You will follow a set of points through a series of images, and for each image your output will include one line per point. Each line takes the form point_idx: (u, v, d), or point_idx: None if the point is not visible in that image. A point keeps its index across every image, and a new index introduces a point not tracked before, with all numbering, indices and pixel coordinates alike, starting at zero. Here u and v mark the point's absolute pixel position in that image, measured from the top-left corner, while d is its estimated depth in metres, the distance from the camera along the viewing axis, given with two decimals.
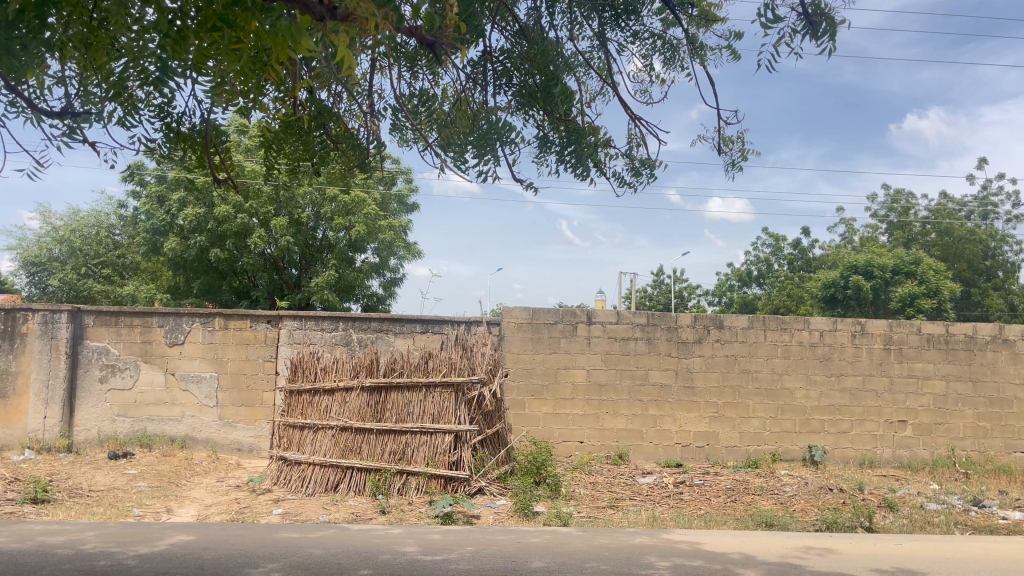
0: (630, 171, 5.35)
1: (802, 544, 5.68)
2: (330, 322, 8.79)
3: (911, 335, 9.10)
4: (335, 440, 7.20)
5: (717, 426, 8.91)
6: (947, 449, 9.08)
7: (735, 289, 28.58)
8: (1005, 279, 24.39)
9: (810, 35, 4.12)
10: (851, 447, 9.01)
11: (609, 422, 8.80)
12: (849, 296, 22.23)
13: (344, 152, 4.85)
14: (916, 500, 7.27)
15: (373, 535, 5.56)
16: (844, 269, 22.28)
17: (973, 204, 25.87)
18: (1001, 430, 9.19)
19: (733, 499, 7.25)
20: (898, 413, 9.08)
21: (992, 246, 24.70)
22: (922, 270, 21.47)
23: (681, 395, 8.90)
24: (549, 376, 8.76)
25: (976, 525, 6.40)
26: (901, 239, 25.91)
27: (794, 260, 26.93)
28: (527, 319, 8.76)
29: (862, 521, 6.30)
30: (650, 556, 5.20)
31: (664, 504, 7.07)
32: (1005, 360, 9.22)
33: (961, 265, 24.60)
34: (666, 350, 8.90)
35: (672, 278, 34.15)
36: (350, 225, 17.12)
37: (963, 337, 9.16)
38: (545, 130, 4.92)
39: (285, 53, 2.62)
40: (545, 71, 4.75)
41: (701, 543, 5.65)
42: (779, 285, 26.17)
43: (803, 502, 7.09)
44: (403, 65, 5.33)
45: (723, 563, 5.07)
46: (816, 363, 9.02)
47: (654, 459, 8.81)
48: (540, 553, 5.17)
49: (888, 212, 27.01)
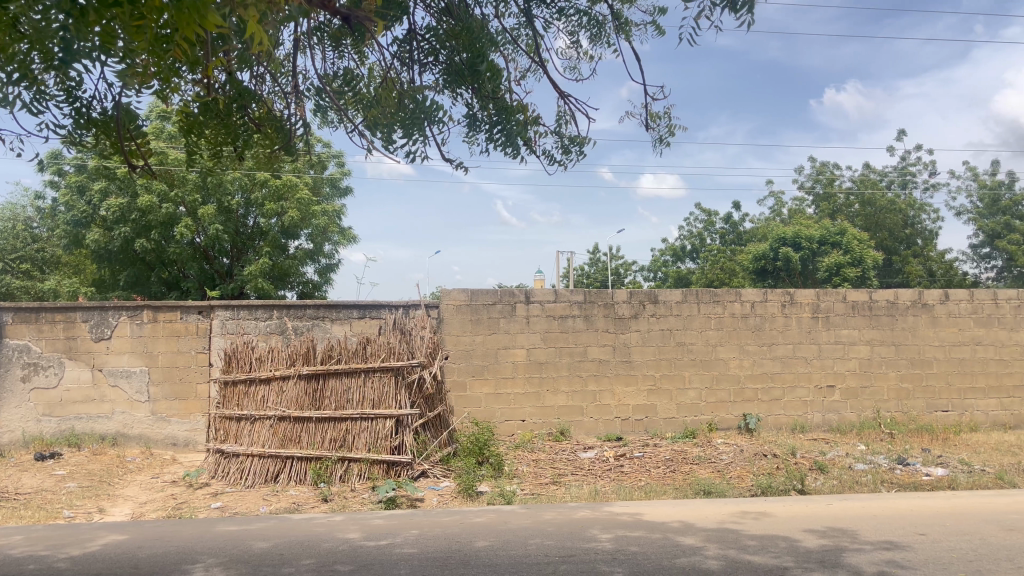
0: (560, 149, 5.34)
1: (739, 509, 5.85)
2: (263, 311, 8.61)
3: (837, 303, 9.40)
4: (273, 431, 7.06)
5: (655, 399, 9.07)
6: (873, 411, 9.43)
7: (669, 264, 29.11)
8: (923, 246, 25.36)
9: (728, 8, 4.01)
10: (783, 414, 9.28)
11: (549, 399, 8.87)
12: (779, 268, 22.66)
13: (268, 134, 4.72)
14: (845, 461, 7.54)
15: (315, 524, 5.52)
16: (774, 241, 22.67)
17: (892, 174, 26.84)
18: (923, 391, 9.56)
19: (672, 469, 7.41)
20: (826, 378, 9.38)
21: (911, 215, 25.64)
22: (847, 240, 22.07)
23: (620, 369, 9.02)
24: (489, 357, 8.76)
25: (901, 483, 6.67)
26: (827, 211, 26.72)
27: (725, 234, 27.52)
28: (465, 300, 8.75)
29: (794, 484, 6.50)
30: (592, 529, 5.28)
31: (606, 478, 7.18)
32: (924, 325, 9.58)
33: (883, 234, 25.37)
34: (604, 327, 9.01)
35: (609, 256, 34.64)
36: (282, 211, 16.76)
37: (885, 303, 9.50)
38: (473, 109, 4.88)
39: (194, 30, 2.51)
40: (470, 47, 4.66)
41: (642, 513, 5.77)
42: (712, 259, 26.73)
43: (739, 469, 7.30)
44: (327, 45, 5.22)
45: (663, 532, 5.19)
46: (748, 334, 9.26)
47: (594, 435, 8.91)
48: (484, 532, 5.21)
49: (814, 184, 27.79)
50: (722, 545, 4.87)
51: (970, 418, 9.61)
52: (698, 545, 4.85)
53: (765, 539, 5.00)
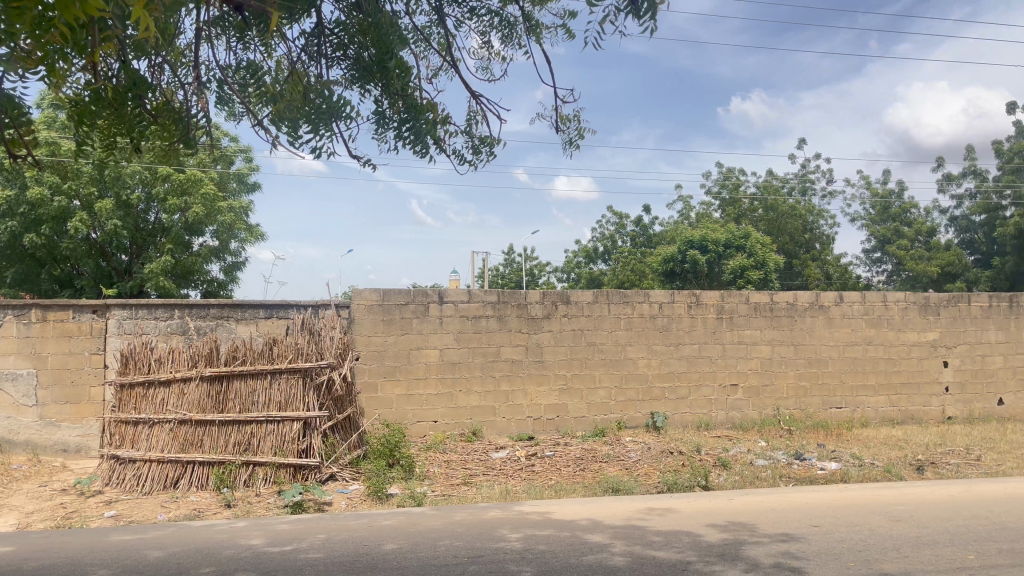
0: (470, 149, 5.31)
1: (645, 506, 5.97)
2: (164, 311, 8.27)
3: (740, 305, 9.74)
4: (173, 434, 6.80)
5: (566, 398, 9.17)
6: (773, 408, 9.80)
7: (582, 266, 29.52)
8: (821, 251, 26.58)
9: (633, 14, 4.05)
10: (689, 412, 9.54)
11: (462, 400, 8.84)
12: (687, 270, 23.21)
13: (165, 125, 4.53)
14: (747, 457, 7.81)
15: (217, 531, 5.33)
16: (682, 244, 23.23)
17: (793, 181, 28.00)
18: (819, 389, 10.00)
19: (582, 467, 7.51)
20: (730, 376, 9.70)
21: (810, 220, 26.82)
22: (750, 244, 23.04)
23: (532, 369, 9.08)
24: (401, 358, 8.67)
25: (798, 477, 6.95)
26: (732, 215, 27.50)
27: (636, 236, 28.14)
28: (377, 300, 8.63)
29: (699, 480, 6.68)
30: (501, 529, 5.29)
31: (517, 477, 7.21)
32: (820, 325, 10.02)
33: (784, 239, 26.43)
34: (517, 327, 9.05)
35: (523, 257, 34.88)
36: (185, 207, 16.14)
37: (785, 305, 9.89)
38: (382, 106, 4.81)
39: (76, 12, 2.38)
40: (378, 43, 4.61)
41: (551, 512, 5.82)
42: (623, 260, 27.26)
43: (646, 466, 7.45)
44: (232, 36, 5.04)
45: (571, 530, 5.25)
46: (656, 334, 9.47)
47: (506, 435, 8.94)
48: (393, 535, 5.14)
49: (721, 189, 28.45)
50: (628, 541, 4.95)
51: (862, 415, 10.10)
52: (605, 542, 4.93)
53: (670, 534, 5.12)
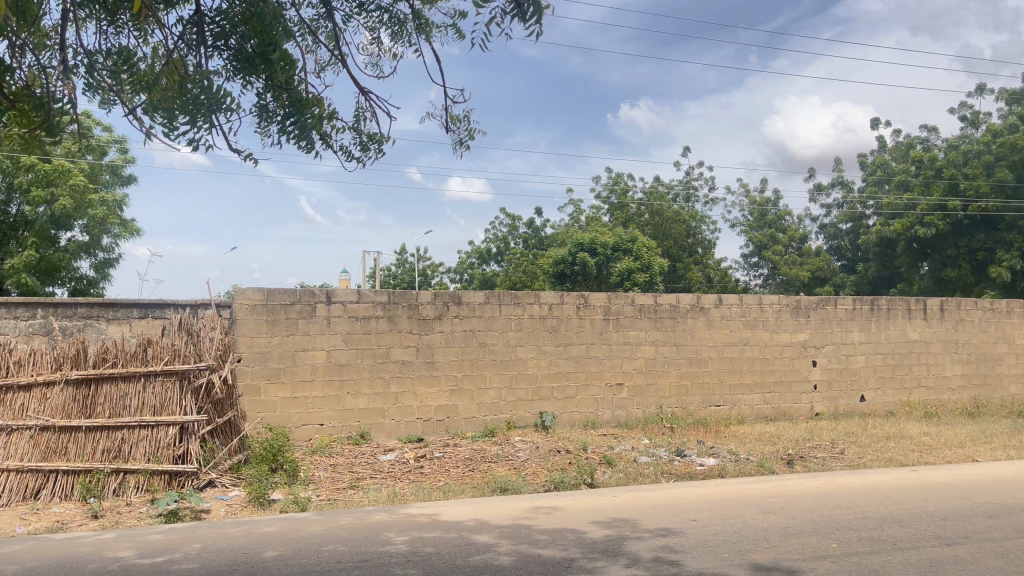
0: (358, 145, 5.20)
1: (531, 504, 6.03)
2: (26, 310, 7.74)
3: (626, 306, 10.00)
4: (34, 442, 6.35)
5: (456, 399, 9.15)
6: (656, 406, 10.11)
7: (474, 266, 29.61)
8: (702, 255, 27.77)
9: (518, 17, 4.06)
10: (576, 411, 9.71)
11: (350, 402, 8.68)
12: (577, 272, 23.55)
13: (25, 111, 4.21)
14: (631, 454, 8.02)
15: (82, 543, 5.00)
16: (573, 247, 23.63)
17: (678, 188, 29.03)
18: (699, 387, 10.40)
19: (471, 468, 7.51)
20: (615, 376, 9.94)
21: (693, 226, 27.91)
22: (637, 247, 23.59)
23: (422, 370, 9.01)
24: (286, 359, 8.43)
25: (678, 473, 7.19)
26: (620, 219, 27.87)
27: (527, 238, 28.53)
28: (261, 300, 8.34)
29: (585, 478, 6.80)
30: (387, 532, 5.22)
31: (405, 480, 7.14)
32: (701, 326, 10.42)
33: (669, 243, 27.36)
34: (407, 328, 8.96)
35: (416, 257, 34.67)
36: (52, 199, 15.19)
37: (668, 306, 10.23)
38: (265, 99, 4.65)
39: None
40: (259, 34, 4.43)
41: (439, 513, 5.79)
42: (515, 262, 27.54)
43: (534, 465, 7.54)
44: (103, 19, 4.75)
45: (458, 531, 5.24)
46: (546, 335, 9.60)
47: (395, 437, 8.84)
48: (274, 542, 4.98)
49: (609, 194, 28.96)
50: (514, 540, 4.99)
51: (738, 412, 10.58)
52: (491, 542, 4.94)
53: (555, 532, 5.20)
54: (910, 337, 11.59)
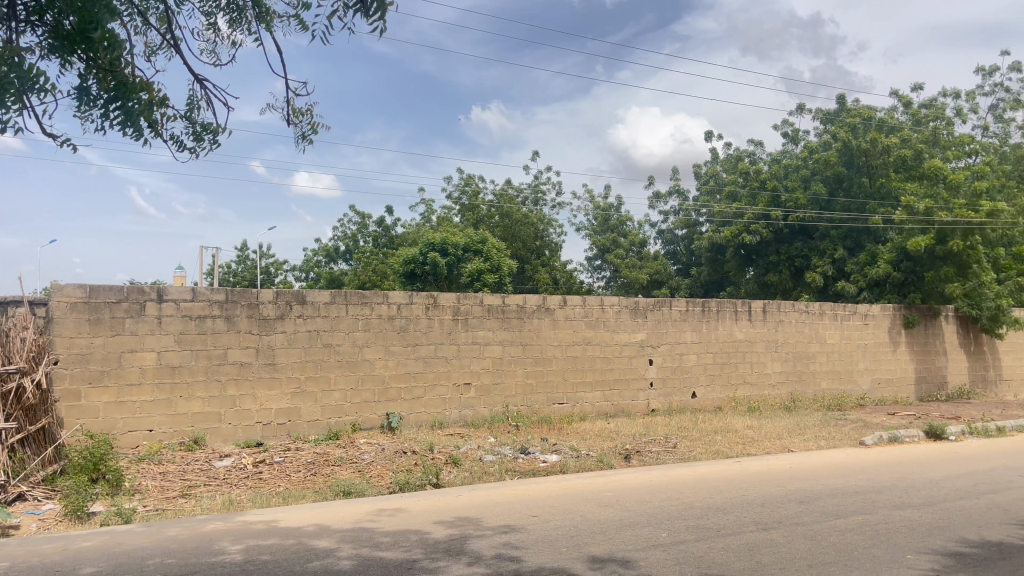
0: (191, 135, 4.93)
1: (375, 507, 5.95)
2: None
3: (474, 306, 10.09)
4: None
5: (299, 402, 8.88)
6: (502, 405, 10.27)
7: (322, 265, 28.90)
8: (550, 257, 28.51)
9: (362, 12, 4.00)
10: (423, 412, 9.69)
11: (183, 406, 8.21)
12: (427, 272, 23.41)
13: None
14: (476, 453, 8.09)
15: None
16: (423, 247, 23.48)
17: (527, 191, 29.65)
18: (544, 386, 10.65)
19: (313, 472, 7.31)
20: (463, 376, 10.00)
21: (541, 228, 28.59)
22: (487, 248, 23.80)
23: (263, 372, 8.67)
24: (111, 361, 7.86)
25: (522, 470, 7.33)
26: (471, 220, 28.17)
27: (378, 237, 28.29)
28: (83, 297, 7.75)
29: (430, 478, 6.79)
30: (221, 542, 4.98)
31: (241, 486, 6.84)
32: (547, 327, 10.69)
33: (517, 244, 27.86)
34: (246, 328, 8.60)
35: (260, 254, 33.38)
36: None
37: (515, 307, 10.42)
38: (85, 80, 4.31)
39: None
40: (79, 9, 4.09)
41: (277, 520, 5.59)
42: (365, 261, 27.14)
43: (379, 467, 7.44)
44: None
45: (297, 537, 5.08)
46: (393, 335, 9.50)
47: (232, 442, 8.45)
48: (92, 558, 4.62)
49: (461, 195, 29.12)
50: (355, 544, 4.90)
51: (580, 409, 10.93)
52: (331, 546, 4.83)
53: (398, 534, 5.15)
54: (736, 337, 12.42)
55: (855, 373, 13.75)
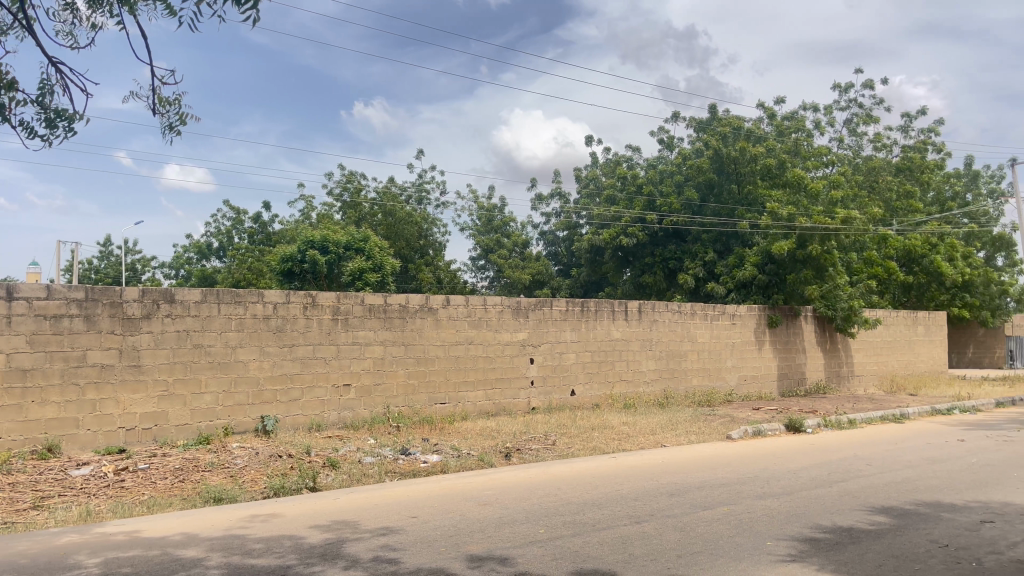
0: (43, 121, 4.62)
1: (247, 513, 5.75)
2: None
3: (355, 306, 9.93)
4: None
5: (166, 405, 8.45)
6: (383, 406, 10.14)
7: (193, 262, 27.70)
8: (433, 256, 28.45)
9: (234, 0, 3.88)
10: (300, 414, 9.44)
11: (35, 412, 7.65)
12: (306, 270, 22.74)
13: None
14: (355, 455, 7.96)
15: None
16: (302, 245, 22.83)
17: (410, 189, 29.47)
18: (425, 386, 10.60)
19: (180, 479, 6.98)
20: (342, 377, 9.81)
21: (425, 228, 28.45)
22: (369, 247, 23.44)
23: (127, 375, 8.21)
24: None
25: (402, 471, 7.27)
26: (353, 217, 27.67)
27: (254, 234, 27.52)
28: None
29: (307, 482, 6.62)
30: (76, 555, 4.67)
31: (100, 496, 6.44)
32: (429, 326, 10.65)
33: (400, 243, 27.49)
34: (108, 328, 8.12)
35: (125, 249, 31.60)
36: None
37: (397, 307, 10.33)
38: None
39: None
40: None
41: (140, 530, 5.29)
42: (240, 258, 26.22)
43: (252, 472, 7.19)
44: None
45: (161, 547, 4.84)
46: (270, 335, 9.22)
47: (92, 449, 7.94)
48: None
49: (342, 192, 28.56)
50: (226, 552, 4.72)
51: (462, 409, 10.95)
52: (199, 555, 4.63)
53: (271, 540, 4.99)
54: (614, 336, 12.79)
55: (724, 370, 14.43)
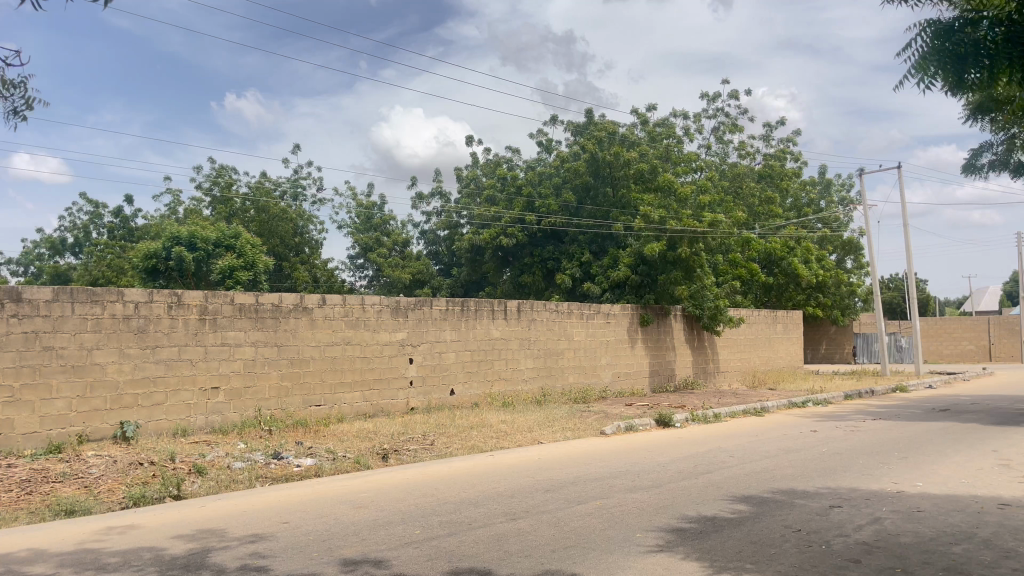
0: None
1: (102, 525, 5.41)
2: None
3: (224, 305, 9.55)
4: None
5: (12, 412, 7.83)
6: (254, 409, 9.80)
7: (45, 258, 25.97)
8: (310, 254, 27.84)
9: None
10: (164, 419, 8.97)
11: None
12: (171, 268, 21.64)
13: None
14: (223, 461, 7.65)
15: None
16: (167, 241, 21.71)
17: (286, 185, 28.67)
18: (299, 388, 10.32)
19: (27, 491, 6.48)
20: (210, 379, 9.41)
21: (301, 225, 27.75)
22: (240, 244, 22.43)
23: None
24: None
25: (274, 476, 7.05)
26: (223, 213, 26.50)
27: (114, 228, 26.16)
28: None
29: (169, 490, 6.30)
30: None
31: None
32: (304, 326, 10.38)
33: (275, 241, 26.50)
34: None
35: None
36: None
37: (270, 306, 10.01)
38: None
39: None
40: None
41: None
42: (98, 254, 24.75)
43: (109, 482, 6.77)
44: None
45: (3, 565, 4.48)
46: (130, 337, 8.72)
47: None
48: None
49: (212, 186, 27.40)
50: (77, 568, 4.42)
51: (338, 411, 10.73)
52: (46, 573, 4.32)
53: (128, 553, 4.72)
54: (493, 336, 12.88)
55: (599, 368, 14.82)
